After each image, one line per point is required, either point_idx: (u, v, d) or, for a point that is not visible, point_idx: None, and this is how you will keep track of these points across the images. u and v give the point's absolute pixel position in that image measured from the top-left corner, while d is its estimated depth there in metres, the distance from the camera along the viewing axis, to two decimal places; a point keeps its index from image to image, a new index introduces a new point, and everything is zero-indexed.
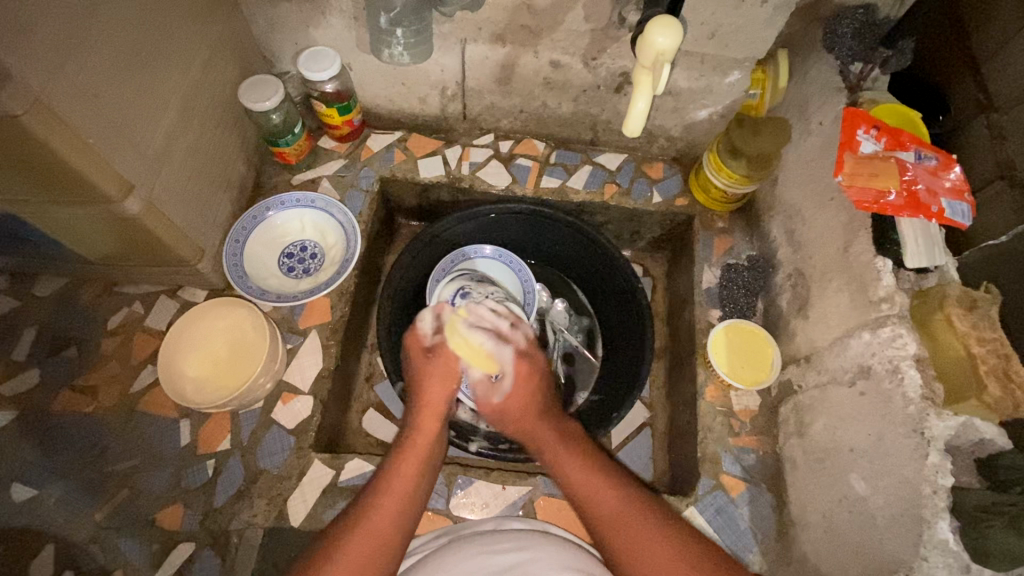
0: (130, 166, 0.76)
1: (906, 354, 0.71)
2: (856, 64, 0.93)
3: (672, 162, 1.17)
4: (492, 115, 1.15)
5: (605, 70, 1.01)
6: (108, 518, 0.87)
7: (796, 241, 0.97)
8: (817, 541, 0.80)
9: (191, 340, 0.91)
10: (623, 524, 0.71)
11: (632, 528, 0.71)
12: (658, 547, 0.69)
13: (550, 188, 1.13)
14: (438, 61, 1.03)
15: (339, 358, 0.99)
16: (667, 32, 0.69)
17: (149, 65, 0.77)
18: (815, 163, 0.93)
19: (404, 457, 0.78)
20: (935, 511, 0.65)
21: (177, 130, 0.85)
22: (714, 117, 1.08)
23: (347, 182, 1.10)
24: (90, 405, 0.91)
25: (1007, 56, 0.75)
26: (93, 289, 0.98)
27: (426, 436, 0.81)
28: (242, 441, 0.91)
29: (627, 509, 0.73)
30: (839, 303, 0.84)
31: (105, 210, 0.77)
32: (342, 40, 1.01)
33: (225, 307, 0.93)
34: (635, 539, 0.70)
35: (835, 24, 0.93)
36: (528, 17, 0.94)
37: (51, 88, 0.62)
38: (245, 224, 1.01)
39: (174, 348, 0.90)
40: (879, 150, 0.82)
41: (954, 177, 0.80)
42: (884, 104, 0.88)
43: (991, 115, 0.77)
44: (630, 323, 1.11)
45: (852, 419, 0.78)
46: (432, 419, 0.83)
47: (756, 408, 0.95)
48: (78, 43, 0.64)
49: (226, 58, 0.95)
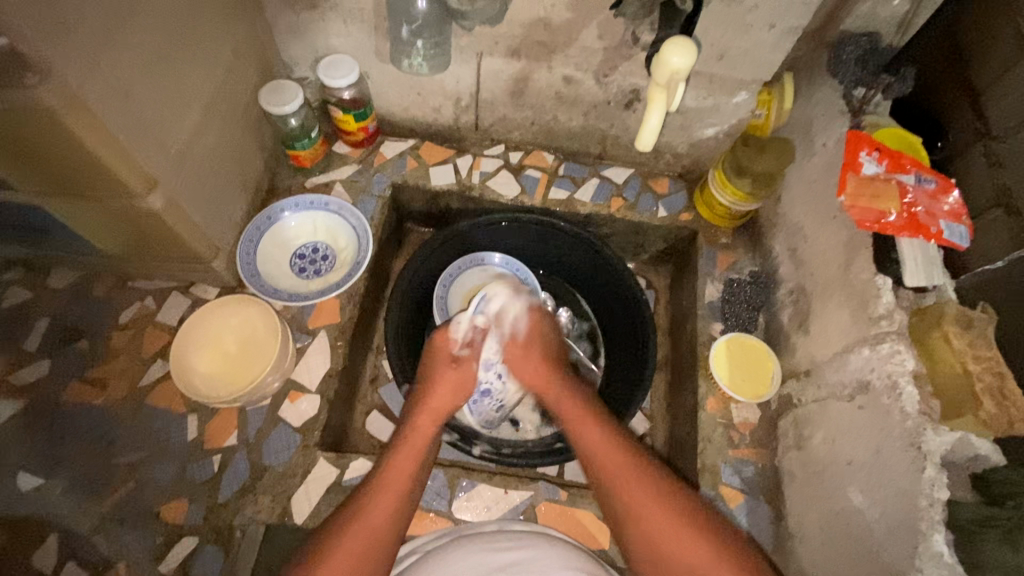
0: (155, 162, 0.77)
1: (903, 371, 0.74)
2: (859, 89, 0.96)
3: (677, 178, 1.20)
4: (503, 127, 1.17)
5: (616, 87, 1.04)
6: (113, 510, 0.87)
7: (798, 258, 0.99)
8: (814, 551, 0.82)
9: (203, 337, 0.93)
10: (643, 509, 0.73)
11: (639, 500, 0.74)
12: (662, 518, 0.72)
13: (558, 199, 1.16)
14: (453, 73, 1.06)
15: (346, 358, 1.01)
16: (683, 53, 0.71)
17: (176, 65, 0.79)
18: (818, 182, 0.96)
19: (398, 457, 0.79)
20: (931, 524, 0.67)
21: (199, 130, 0.87)
22: (720, 136, 1.11)
23: (360, 187, 1.13)
24: (100, 397, 0.93)
25: (1008, 85, 0.77)
26: (106, 283, 0.99)
27: (422, 437, 0.82)
28: (249, 438, 0.92)
29: (644, 496, 0.74)
30: (839, 320, 0.86)
31: (126, 204, 0.78)
32: (362, 48, 1.03)
33: (237, 304, 0.95)
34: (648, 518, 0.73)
35: (838, 50, 0.97)
36: (544, 33, 0.97)
37: (85, 85, 0.63)
38: (259, 225, 1.03)
39: (185, 344, 0.91)
40: (881, 172, 0.85)
41: (952, 201, 0.82)
42: (886, 129, 0.91)
43: (990, 143, 0.79)
44: (633, 332, 1.14)
45: (851, 433, 0.80)
46: (429, 419, 0.85)
47: (755, 421, 0.97)
48: (113, 42, 0.66)
49: (249, 63, 0.98)
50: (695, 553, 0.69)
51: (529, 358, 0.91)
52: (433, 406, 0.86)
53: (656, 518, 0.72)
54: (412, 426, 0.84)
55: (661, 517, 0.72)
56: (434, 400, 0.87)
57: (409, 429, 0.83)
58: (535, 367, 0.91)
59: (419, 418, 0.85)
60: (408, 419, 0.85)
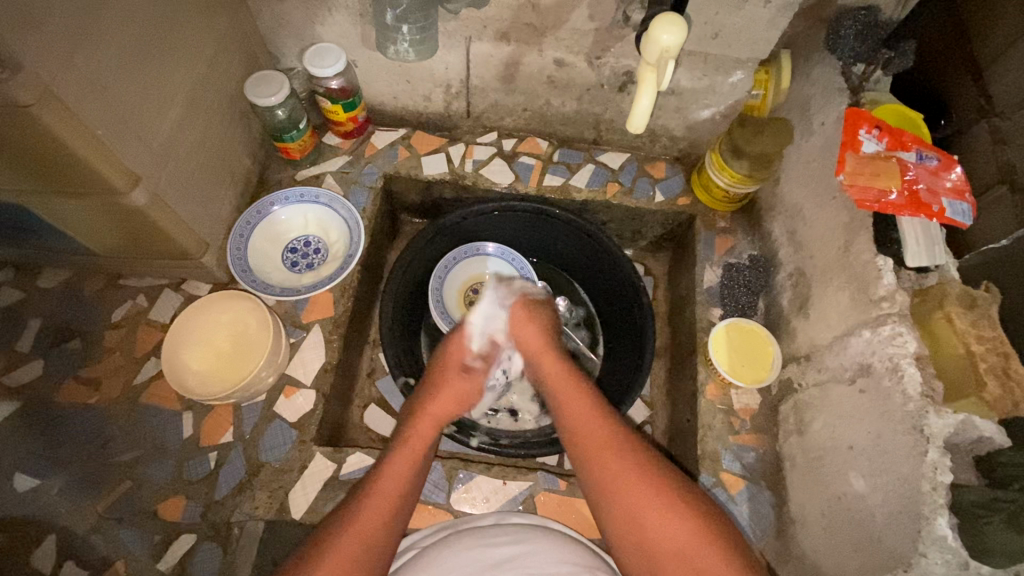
0: (137, 158, 0.76)
1: (905, 352, 0.72)
2: (859, 65, 0.94)
3: (674, 162, 1.18)
4: (495, 114, 1.15)
5: (608, 69, 1.02)
6: (110, 509, 0.87)
7: (797, 240, 0.97)
8: (816, 537, 0.81)
9: (202, 323, 0.93)
10: (589, 451, 0.76)
11: (626, 482, 0.72)
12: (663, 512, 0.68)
13: (553, 186, 1.14)
14: (442, 59, 1.04)
15: (341, 352, 1.00)
16: (673, 29, 0.70)
17: (155, 57, 0.77)
18: (817, 162, 0.93)
19: (397, 458, 0.79)
20: (934, 507, 0.65)
21: (182, 124, 0.85)
22: (717, 117, 1.09)
23: (351, 179, 1.11)
24: (94, 397, 0.92)
25: (1011, 61, 0.75)
26: (97, 282, 0.98)
27: (422, 443, 0.82)
28: (245, 435, 0.92)
29: (640, 487, 0.71)
30: (839, 302, 0.85)
31: (109, 201, 0.77)
32: (348, 37, 1.01)
33: (242, 300, 0.94)
34: (600, 456, 0.75)
35: (837, 25, 0.94)
36: (533, 16, 0.94)
37: (58, 79, 0.62)
38: (249, 219, 1.01)
39: (190, 318, 0.92)
40: (881, 150, 0.83)
41: (955, 177, 0.80)
42: (886, 105, 0.88)
43: (993, 120, 0.77)
44: (631, 319, 1.12)
45: (851, 417, 0.79)
46: (430, 426, 0.85)
47: (756, 407, 0.96)
48: (87, 35, 0.65)
49: (233, 54, 0.96)
50: (639, 489, 0.71)
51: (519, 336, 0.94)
52: (433, 414, 0.86)
53: (634, 484, 0.71)
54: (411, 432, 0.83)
55: (639, 483, 0.71)
56: (435, 406, 0.87)
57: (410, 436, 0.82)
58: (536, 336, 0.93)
59: (421, 423, 0.84)
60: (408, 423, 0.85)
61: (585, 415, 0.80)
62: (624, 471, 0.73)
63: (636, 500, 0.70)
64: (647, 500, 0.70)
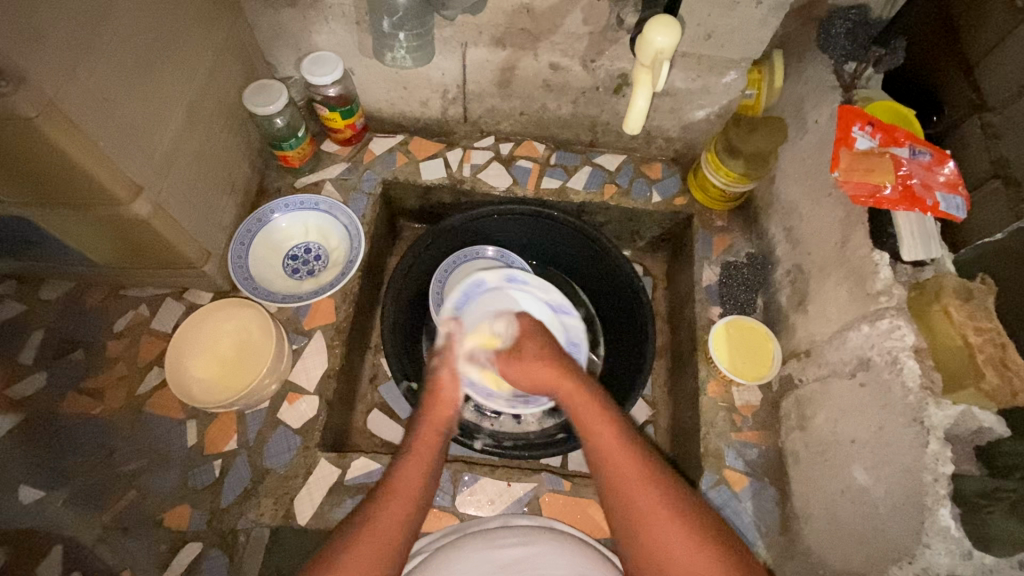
0: (139, 169, 0.77)
1: (903, 346, 0.73)
2: (850, 63, 0.95)
3: (670, 163, 1.19)
4: (492, 118, 1.16)
5: (603, 72, 1.03)
6: (116, 519, 0.87)
7: (795, 237, 0.98)
8: (820, 532, 0.81)
9: (212, 327, 0.94)
10: (630, 502, 0.72)
11: (660, 529, 0.70)
12: (691, 553, 0.68)
13: (551, 188, 1.15)
14: (439, 65, 1.05)
15: (343, 358, 1.00)
16: (666, 32, 0.71)
17: (156, 69, 0.78)
18: (812, 159, 0.94)
19: (406, 464, 0.78)
20: (936, 498, 0.66)
21: (182, 134, 0.86)
22: (711, 118, 1.10)
23: (350, 186, 1.12)
24: (98, 407, 0.92)
25: (1001, 56, 0.76)
26: (99, 293, 0.99)
27: (426, 447, 0.81)
28: (249, 442, 0.92)
29: (673, 534, 0.69)
30: (838, 297, 0.85)
31: (112, 212, 0.78)
32: (345, 44, 1.02)
33: (251, 308, 0.95)
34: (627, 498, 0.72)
35: (828, 24, 0.96)
36: (528, 20, 0.95)
37: (62, 92, 0.63)
38: (250, 227, 1.02)
39: (206, 317, 0.93)
40: (874, 146, 0.84)
41: (948, 172, 0.81)
42: (878, 103, 0.89)
43: (986, 115, 0.78)
44: (631, 319, 1.13)
45: (852, 411, 0.79)
46: (433, 431, 0.83)
47: (758, 404, 0.96)
48: (89, 48, 0.66)
49: (231, 64, 0.97)
50: (684, 539, 0.69)
51: (528, 361, 0.87)
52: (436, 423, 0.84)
53: (663, 527, 0.70)
54: (415, 437, 0.82)
55: (669, 527, 0.69)
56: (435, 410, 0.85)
57: (414, 440, 0.82)
58: (547, 367, 0.85)
59: (422, 427, 0.84)
60: (410, 428, 0.83)
61: (621, 461, 0.74)
62: (657, 515, 0.71)
63: (680, 549, 0.68)
64: (682, 546, 0.68)
